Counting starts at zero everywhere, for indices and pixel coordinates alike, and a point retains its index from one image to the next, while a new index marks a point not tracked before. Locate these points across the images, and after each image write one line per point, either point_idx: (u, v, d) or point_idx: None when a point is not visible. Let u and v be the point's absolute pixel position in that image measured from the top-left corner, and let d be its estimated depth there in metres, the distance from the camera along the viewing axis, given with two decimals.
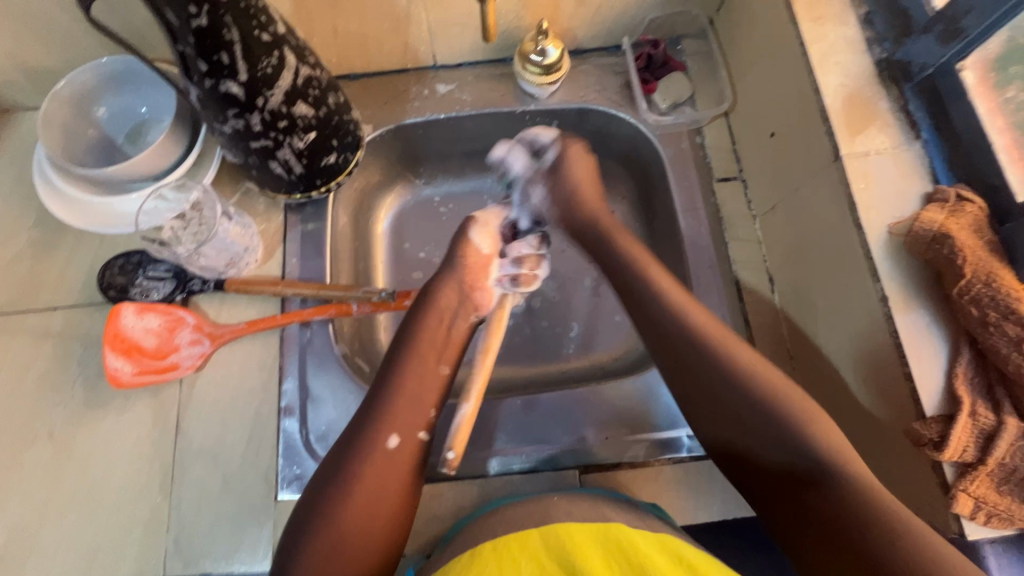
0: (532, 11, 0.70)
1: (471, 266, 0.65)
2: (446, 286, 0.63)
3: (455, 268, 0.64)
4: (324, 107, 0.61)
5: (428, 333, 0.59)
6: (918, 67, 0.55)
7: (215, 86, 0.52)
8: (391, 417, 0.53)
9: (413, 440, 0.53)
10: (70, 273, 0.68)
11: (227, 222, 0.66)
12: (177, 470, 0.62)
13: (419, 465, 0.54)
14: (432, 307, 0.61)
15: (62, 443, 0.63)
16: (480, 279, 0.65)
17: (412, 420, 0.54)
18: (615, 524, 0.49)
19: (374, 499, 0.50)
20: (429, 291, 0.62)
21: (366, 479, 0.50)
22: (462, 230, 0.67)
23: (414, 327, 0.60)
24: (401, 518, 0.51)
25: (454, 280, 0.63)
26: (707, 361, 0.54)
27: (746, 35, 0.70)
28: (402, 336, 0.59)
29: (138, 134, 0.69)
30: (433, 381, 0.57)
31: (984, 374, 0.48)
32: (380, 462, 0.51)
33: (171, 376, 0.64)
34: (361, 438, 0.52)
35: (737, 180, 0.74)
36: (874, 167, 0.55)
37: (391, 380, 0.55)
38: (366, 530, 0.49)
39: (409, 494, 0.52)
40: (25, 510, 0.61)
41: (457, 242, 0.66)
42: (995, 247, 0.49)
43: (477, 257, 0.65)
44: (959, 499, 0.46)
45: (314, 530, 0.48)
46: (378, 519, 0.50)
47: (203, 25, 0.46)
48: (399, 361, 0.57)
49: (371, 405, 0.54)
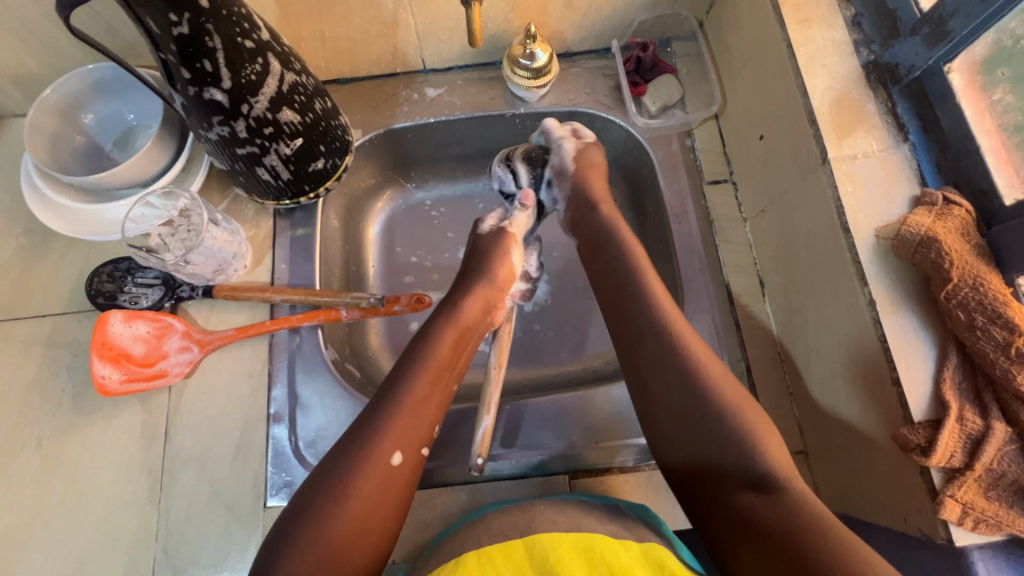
0: (520, 15, 0.70)
1: (501, 281, 0.65)
2: (475, 298, 0.62)
3: (486, 282, 0.63)
4: (311, 113, 0.60)
5: (449, 346, 0.58)
6: (906, 70, 0.56)
7: (199, 93, 0.51)
8: (401, 428, 0.52)
9: (416, 454, 0.53)
10: (58, 280, 0.68)
11: (214, 229, 0.66)
12: (166, 478, 0.62)
13: (415, 480, 0.53)
14: (459, 319, 0.60)
15: (51, 452, 0.63)
16: (502, 299, 0.65)
17: (419, 433, 0.53)
18: (596, 536, 0.48)
19: (372, 509, 0.49)
20: (456, 303, 0.61)
21: (369, 490, 0.49)
22: (503, 248, 0.66)
23: (436, 338, 0.58)
24: (389, 531, 0.50)
25: (483, 294, 0.63)
26: (657, 372, 0.55)
27: (734, 37, 0.70)
28: (422, 342, 0.58)
29: (126, 141, 0.69)
30: (442, 396, 0.56)
31: (971, 379, 0.48)
32: (384, 474, 0.50)
33: (159, 383, 0.64)
34: (364, 446, 0.50)
35: (727, 183, 0.74)
36: (861, 170, 0.55)
37: (403, 388, 0.54)
38: (356, 539, 0.47)
39: (400, 508, 0.51)
40: (13, 520, 0.60)
41: (493, 253, 0.66)
42: (982, 251, 0.49)
43: (507, 276, 0.65)
44: (946, 505, 0.45)
45: (303, 533, 0.46)
46: (371, 536, 0.48)
47: (184, 33, 0.46)
48: (416, 372, 0.55)
49: (380, 411, 0.53)
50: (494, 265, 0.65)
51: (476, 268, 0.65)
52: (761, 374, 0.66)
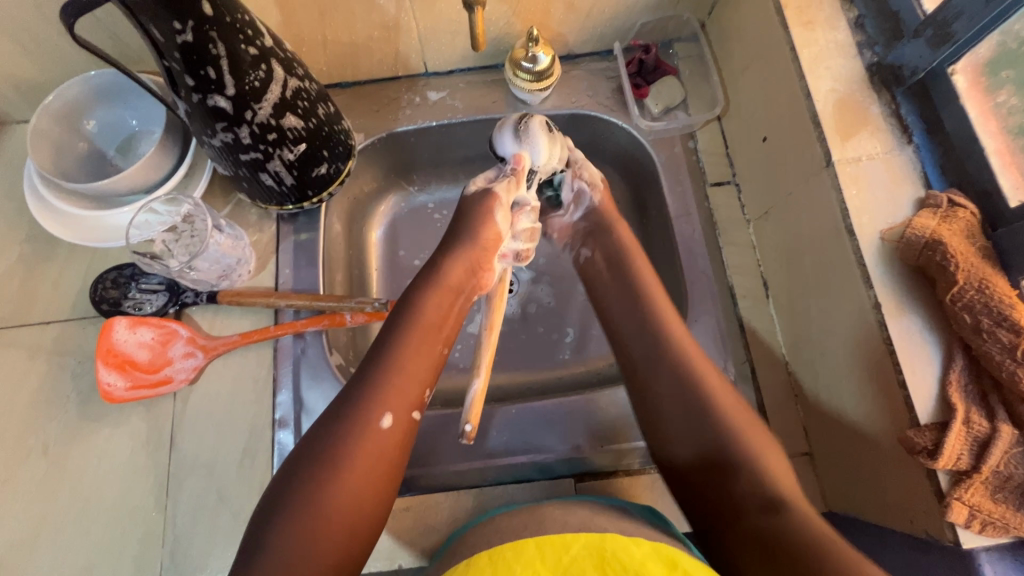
0: (522, 18, 0.70)
1: (486, 245, 0.60)
2: (459, 260, 0.59)
3: (471, 243, 0.59)
4: (314, 119, 0.60)
5: (433, 309, 0.57)
6: (909, 71, 0.55)
7: (202, 100, 0.51)
8: (388, 395, 0.51)
9: (407, 420, 0.52)
10: (63, 286, 0.68)
11: (218, 235, 0.66)
12: (172, 484, 0.62)
13: (409, 446, 0.53)
14: (441, 282, 0.58)
15: (57, 458, 0.63)
16: (490, 259, 0.61)
17: (407, 397, 0.52)
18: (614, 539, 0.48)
19: (364, 482, 0.49)
20: (437, 266, 0.58)
21: (359, 458, 0.49)
22: (483, 210, 0.59)
23: (419, 302, 0.57)
24: (383, 498, 0.50)
25: (469, 254, 0.59)
26: None
27: (737, 38, 0.70)
28: (404, 307, 0.56)
29: (128, 147, 0.69)
30: (431, 360, 0.55)
31: (978, 382, 0.48)
32: (371, 443, 0.50)
33: (164, 389, 0.64)
34: (353, 417, 0.50)
35: (730, 185, 0.74)
36: (866, 173, 0.55)
37: (387, 358, 0.53)
38: (350, 508, 0.48)
39: (391, 475, 0.51)
40: (20, 527, 0.61)
41: (477, 215, 0.59)
42: (988, 253, 0.49)
43: (495, 237, 0.60)
44: (953, 507, 0.45)
45: (292, 506, 0.46)
46: (365, 507, 0.49)
47: (188, 41, 0.46)
48: (399, 338, 0.54)
49: (367, 380, 0.52)
50: (483, 220, 0.59)
51: (461, 229, 0.60)
52: (766, 376, 0.66)
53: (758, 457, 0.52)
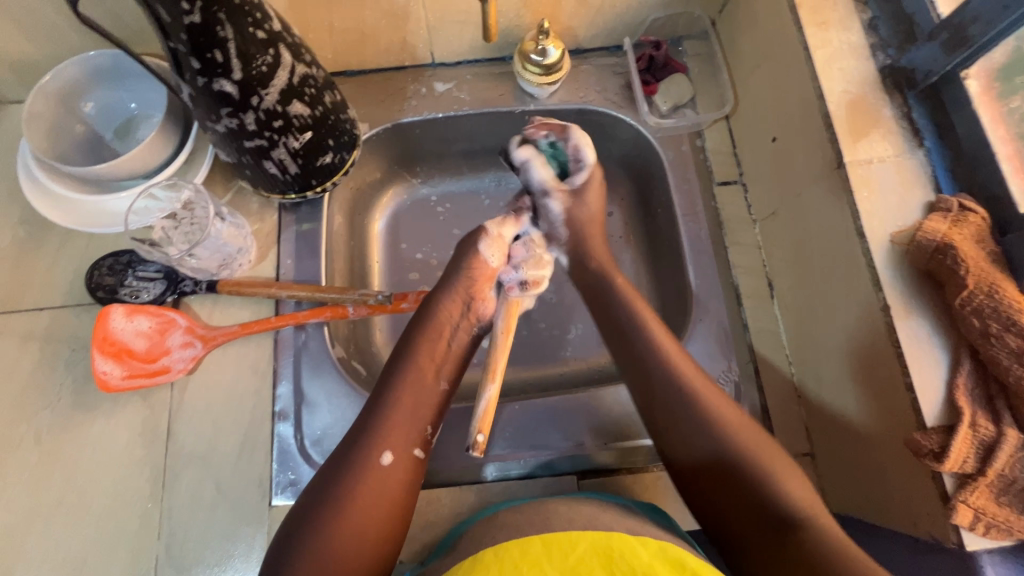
0: (532, 10, 0.69)
1: (478, 277, 0.61)
2: (448, 296, 0.60)
3: (459, 277, 0.61)
4: (320, 106, 0.59)
5: (423, 345, 0.57)
6: (922, 75, 0.55)
7: (208, 84, 0.50)
8: (386, 432, 0.51)
9: (407, 457, 0.52)
10: (57, 272, 0.66)
11: (220, 223, 0.64)
12: (168, 477, 0.61)
13: (412, 484, 0.51)
14: (433, 318, 0.59)
15: (49, 448, 0.61)
16: (482, 289, 0.61)
17: (408, 434, 0.52)
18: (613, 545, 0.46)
19: (366, 513, 0.48)
20: (430, 304, 0.59)
21: (360, 493, 0.48)
22: (471, 241, 0.62)
23: (410, 342, 0.57)
24: (389, 534, 0.49)
25: (460, 288, 0.60)
26: (672, 373, 0.54)
27: (747, 37, 0.70)
28: (399, 347, 0.57)
29: (127, 130, 0.68)
30: (427, 394, 0.55)
31: (984, 385, 0.48)
32: (370, 479, 0.49)
33: (161, 379, 0.63)
34: (353, 449, 0.50)
35: (737, 184, 0.74)
36: (876, 174, 0.55)
37: (384, 397, 0.53)
38: (357, 541, 0.47)
39: (398, 510, 0.50)
40: (11, 516, 0.59)
41: (465, 252, 0.62)
42: (997, 258, 0.49)
43: (484, 267, 0.62)
44: (959, 510, 0.45)
45: (309, 533, 0.46)
46: (370, 539, 0.47)
47: (196, 22, 0.45)
48: (395, 375, 0.55)
49: (367, 417, 0.52)
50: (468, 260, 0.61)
51: (451, 267, 0.62)
52: (769, 376, 0.66)
53: (768, 465, 0.50)
